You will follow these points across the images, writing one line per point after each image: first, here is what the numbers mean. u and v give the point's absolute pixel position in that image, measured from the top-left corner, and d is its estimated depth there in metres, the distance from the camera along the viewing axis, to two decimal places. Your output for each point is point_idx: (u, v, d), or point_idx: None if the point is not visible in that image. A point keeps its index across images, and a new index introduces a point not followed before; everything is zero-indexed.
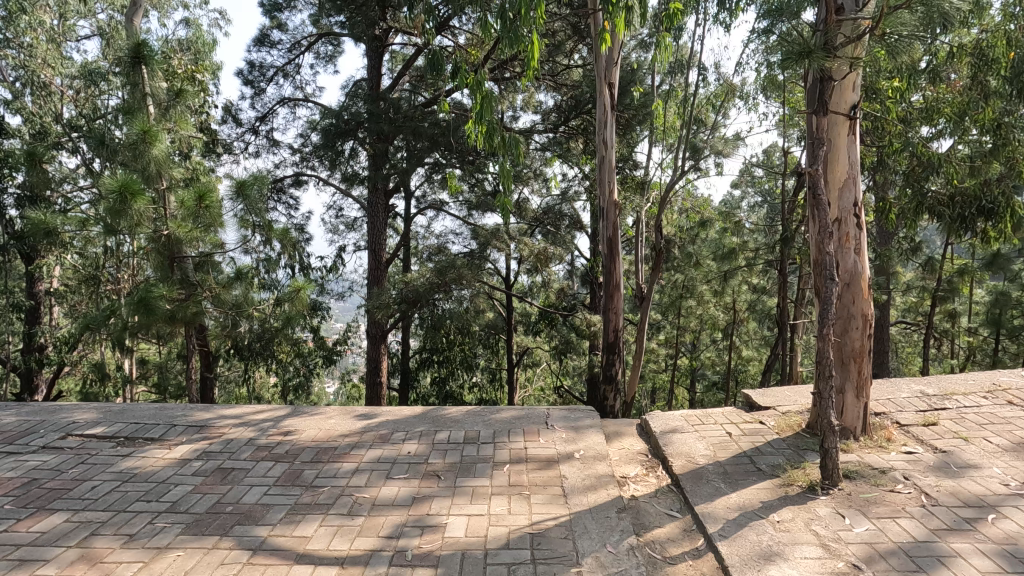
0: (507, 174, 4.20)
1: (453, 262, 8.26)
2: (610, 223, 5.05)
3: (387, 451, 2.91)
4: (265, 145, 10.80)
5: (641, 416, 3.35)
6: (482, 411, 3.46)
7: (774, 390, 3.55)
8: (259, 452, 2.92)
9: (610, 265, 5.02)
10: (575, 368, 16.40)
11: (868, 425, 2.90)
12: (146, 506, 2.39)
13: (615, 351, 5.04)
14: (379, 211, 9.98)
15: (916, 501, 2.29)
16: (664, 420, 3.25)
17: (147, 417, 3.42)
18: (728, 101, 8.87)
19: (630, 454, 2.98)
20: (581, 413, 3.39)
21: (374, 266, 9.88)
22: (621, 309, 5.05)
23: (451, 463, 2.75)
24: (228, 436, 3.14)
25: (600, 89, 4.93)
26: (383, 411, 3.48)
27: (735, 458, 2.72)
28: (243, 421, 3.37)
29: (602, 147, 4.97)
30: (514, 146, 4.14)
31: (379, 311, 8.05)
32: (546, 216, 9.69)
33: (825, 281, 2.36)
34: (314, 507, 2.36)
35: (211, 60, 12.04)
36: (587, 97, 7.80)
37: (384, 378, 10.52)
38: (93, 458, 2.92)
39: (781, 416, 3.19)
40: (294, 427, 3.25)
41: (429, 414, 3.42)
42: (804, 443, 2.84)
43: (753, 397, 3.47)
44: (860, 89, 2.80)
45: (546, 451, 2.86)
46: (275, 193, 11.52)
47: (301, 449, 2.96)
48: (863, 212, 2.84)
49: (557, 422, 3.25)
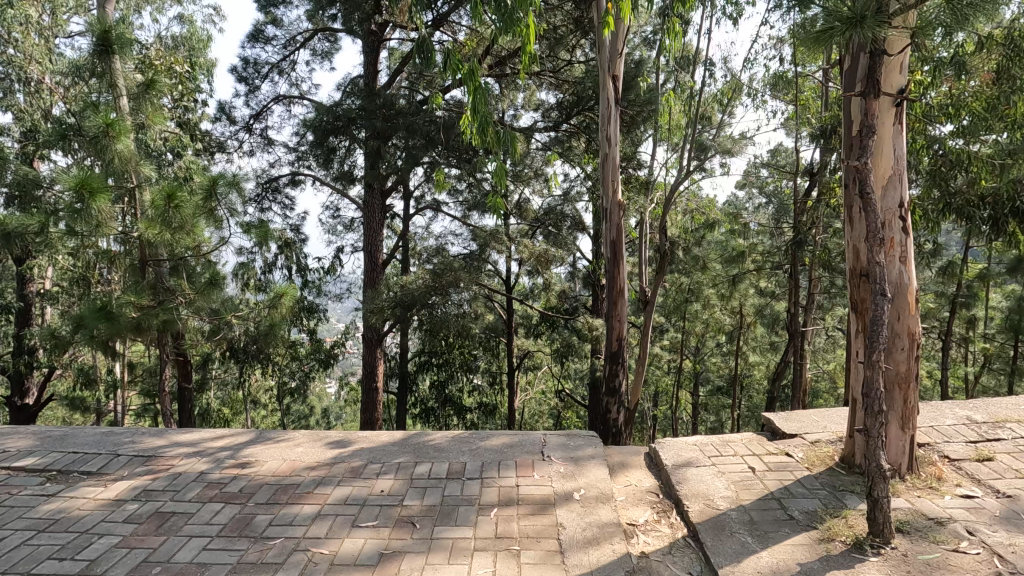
0: (502, 172, 3.87)
1: (451, 264, 8.09)
2: (613, 225, 4.76)
3: (357, 489, 2.63)
4: (260, 144, 10.54)
5: (652, 444, 3.10)
6: (471, 438, 3.19)
7: (798, 415, 3.31)
8: (208, 491, 2.65)
9: (614, 269, 4.72)
10: (576, 371, 16.15)
11: (914, 462, 2.63)
12: (57, 567, 2.10)
13: (618, 361, 4.72)
14: (376, 212, 9.69)
15: (988, 566, 2.00)
16: (679, 451, 2.99)
17: (88, 446, 3.17)
18: (735, 99, 8.61)
19: (639, 493, 2.69)
20: (581, 439, 3.13)
21: (370, 268, 9.61)
22: (625, 315, 4.72)
23: (427, 507, 2.46)
24: (175, 470, 2.87)
25: (602, 83, 4.63)
26: (360, 437, 3.22)
27: (762, 503, 2.44)
28: (196, 449, 3.11)
29: (605, 143, 4.67)
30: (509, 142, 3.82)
31: (373, 314, 7.75)
32: (547, 217, 9.41)
33: (874, 296, 2.08)
34: (261, 568, 2.07)
35: (205, 59, 11.79)
36: (590, 93, 7.49)
37: (380, 384, 10.23)
38: (12, 498, 2.64)
39: (809, 446, 2.95)
40: (253, 458, 2.99)
41: (410, 441, 3.16)
42: (841, 483, 2.58)
43: (776, 422, 3.24)
44: (909, 71, 2.54)
45: (541, 490, 2.58)
46: (270, 193, 11.24)
47: (257, 487, 2.68)
48: (909, 214, 2.55)
49: (555, 451, 2.99)
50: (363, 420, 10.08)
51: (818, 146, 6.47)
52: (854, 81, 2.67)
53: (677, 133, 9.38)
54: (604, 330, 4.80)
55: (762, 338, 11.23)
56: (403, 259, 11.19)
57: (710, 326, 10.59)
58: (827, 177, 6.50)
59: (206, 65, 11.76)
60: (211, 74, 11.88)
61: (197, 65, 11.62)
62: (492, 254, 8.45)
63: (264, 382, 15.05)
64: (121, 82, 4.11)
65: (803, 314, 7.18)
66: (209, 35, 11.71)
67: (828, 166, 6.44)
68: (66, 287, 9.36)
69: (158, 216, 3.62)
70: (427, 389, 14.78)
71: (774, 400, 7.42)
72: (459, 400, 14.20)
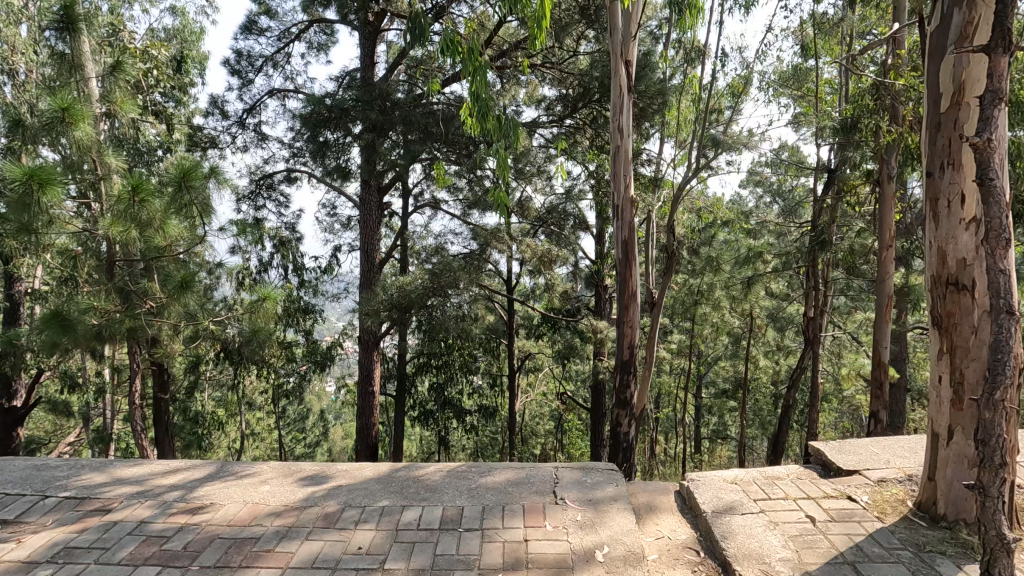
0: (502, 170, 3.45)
1: (450, 263, 7.68)
2: (625, 223, 4.43)
3: (329, 546, 2.31)
4: (254, 140, 10.22)
5: (684, 484, 2.87)
6: (467, 475, 2.94)
7: (854, 448, 3.20)
8: (144, 548, 2.32)
9: (625, 271, 4.39)
10: (577, 373, 15.85)
11: (1017, 517, 2.45)
12: None
13: (630, 370, 4.36)
14: (374, 210, 9.36)
15: None
16: (715, 488, 2.81)
17: (14, 483, 2.93)
18: (745, 93, 8.29)
19: (675, 550, 2.38)
20: (597, 478, 2.87)
21: (366, 269, 9.29)
22: (637, 321, 4.39)
23: (414, 572, 2.12)
24: (111, 518, 2.56)
25: (614, 70, 4.32)
26: (336, 473, 2.98)
27: (831, 571, 2.11)
28: (141, 490, 2.84)
29: (617, 134, 4.33)
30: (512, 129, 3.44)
31: (369, 317, 7.44)
32: (549, 216, 9.05)
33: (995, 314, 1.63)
34: None
35: (198, 52, 11.45)
36: (596, 86, 7.10)
37: (377, 388, 9.89)
38: None
39: (875, 487, 2.77)
40: (207, 502, 2.70)
41: (394, 479, 2.91)
42: (925, 539, 2.32)
43: (832, 458, 3.09)
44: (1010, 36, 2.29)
45: (556, 546, 2.26)
46: (265, 190, 10.91)
47: (206, 542, 2.36)
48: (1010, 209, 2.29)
49: (569, 492, 2.70)
50: (359, 424, 9.75)
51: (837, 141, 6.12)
52: (942, 47, 2.36)
53: (684, 129, 9.05)
54: (614, 337, 4.46)
55: (771, 341, 10.89)
56: (401, 258, 10.88)
57: (717, 327, 10.26)
58: (845, 174, 6.18)
59: (199, 59, 11.42)
60: (204, 67, 11.53)
61: (189, 58, 11.27)
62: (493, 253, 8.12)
63: (259, 384, 14.73)
64: (86, 64, 3.68)
65: (818, 317, 6.83)
66: (202, 28, 11.34)
67: (848, 163, 6.11)
68: (54, 287, 9.00)
69: (120, 213, 3.21)
70: (425, 391, 14.73)
71: (790, 407, 7.03)
72: (458, 403, 14.09)
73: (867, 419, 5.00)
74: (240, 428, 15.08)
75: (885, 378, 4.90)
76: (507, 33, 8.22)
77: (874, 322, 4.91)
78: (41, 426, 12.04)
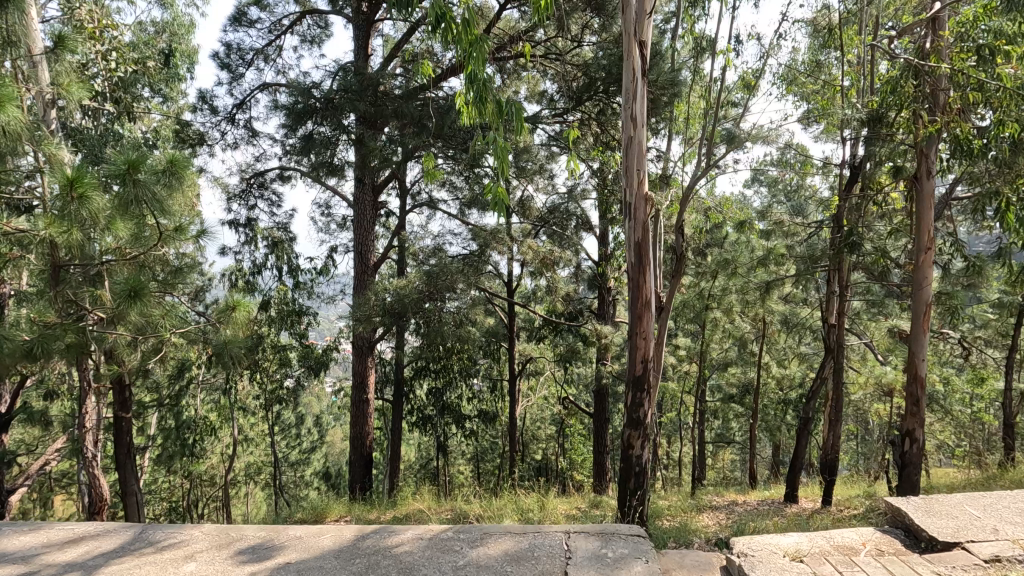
0: (501, 170, 2.79)
1: (447, 265, 7.27)
2: (637, 224, 4.04)
3: None
4: (245, 136, 9.84)
5: (742, 560, 2.53)
6: (453, 549, 2.58)
7: (945, 518, 2.94)
8: None
9: (638, 277, 4.00)
10: (579, 377, 15.46)
11: None
12: None
13: (644, 388, 3.94)
14: (368, 210, 8.95)
15: None
16: (775, 572, 2.44)
17: None
18: (756, 87, 7.90)
19: None
20: (615, 553, 2.50)
21: (360, 270, 8.86)
22: (651, 332, 3.98)
23: None
24: None
25: (627, 52, 3.98)
26: (286, 547, 2.67)
27: None
28: (42, 569, 2.52)
29: (630, 124, 3.95)
30: (511, 115, 2.99)
31: (360, 324, 7.02)
32: (552, 216, 8.63)
33: None
34: None
35: (188, 46, 11.04)
36: (602, 76, 6.68)
37: (371, 395, 9.46)
38: None
39: (990, 569, 2.47)
40: None
41: (353, 556, 2.58)
42: None
43: (933, 534, 2.79)
44: None
45: None
46: (256, 188, 10.50)
47: None
48: None
49: (588, 574, 2.34)
50: (353, 433, 9.32)
51: (862, 136, 5.71)
52: None
53: (693, 125, 8.65)
54: (625, 350, 4.06)
55: (783, 346, 10.47)
56: (397, 260, 10.48)
57: (727, 333, 9.84)
58: (870, 173, 5.77)
59: (188, 53, 11.00)
60: (193, 62, 11.09)
61: (178, 53, 10.85)
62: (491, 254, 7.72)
63: (252, 389, 14.35)
64: (21, 41, 3.25)
65: (839, 325, 6.43)
66: (192, 21, 10.89)
67: (873, 160, 5.70)
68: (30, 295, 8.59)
69: (59, 211, 2.80)
70: (423, 396, 14.34)
71: (808, 421, 6.61)
72: (457, 407, 13.69)
73: (899, 438, 4.58)
74: (233, 434, 14.67)
75: (922, 395, 4.48)
76: (507, 25, 7.83)
77: (909, 332, 4.52)
78: (25, 433, 11.65)
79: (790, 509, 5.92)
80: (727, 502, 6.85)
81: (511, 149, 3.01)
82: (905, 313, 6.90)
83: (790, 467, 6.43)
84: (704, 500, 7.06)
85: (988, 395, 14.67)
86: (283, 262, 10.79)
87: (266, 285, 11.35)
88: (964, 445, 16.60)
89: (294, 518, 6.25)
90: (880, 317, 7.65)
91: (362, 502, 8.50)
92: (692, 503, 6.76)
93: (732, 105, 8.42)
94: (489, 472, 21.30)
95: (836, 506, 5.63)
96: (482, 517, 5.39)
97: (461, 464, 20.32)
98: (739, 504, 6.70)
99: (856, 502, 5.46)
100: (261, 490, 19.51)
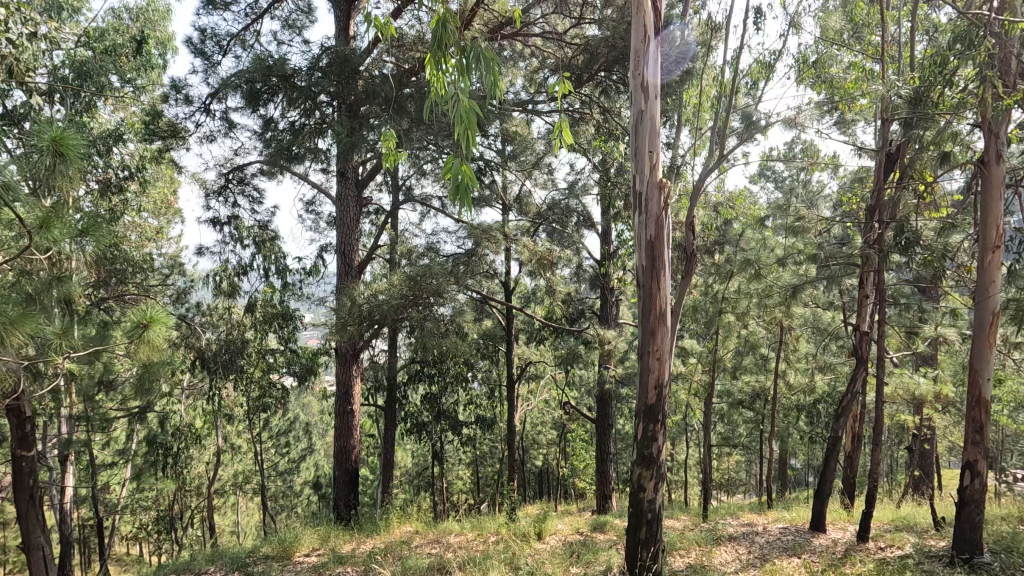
0: (467, 147, 1.99)
1: (432, 266, 6.59)
2: (650, 217, 3.42)
3: None
4: (222, 128, 9.16)
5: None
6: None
7: None
8: None
9: (652, 284, 3.39)
10: (581, 380, 14.77)
11: None
12: None
13: (657, 419, 3.27)
14: (351, 206, 8.24)
15: None
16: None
17: None
18: (773, 70, 7.19)
19: None
20: None
21: (344, 273, 8.18)
22: (666, 350, 3.34)
23: None
24: None
25: (639, 6, 3.41)
26: None
27: None
28: None
29: (641, 96, 3.38)
30: (487, 72, 2.22)
31: (336, 332, 6.33)
32: (551, 212, 7.89)
33: None
34: None
35: (164, 33, 10.35)
36: (604, 55, 5.97)
37: (357, 406, 8.75)
38: None
39: None
40: None
41: None
42: None
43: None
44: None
45: None
46: (235, 184, 9.82)
47: None
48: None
49: None
50: (337, 447, 8.62)
51: (903, 120, 5.00)
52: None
53: (704, 115, 7.96)
54: (636, 372, 3.41)
55: (800, 351, 9.76)
56: (387, 260, 9.82)
57: (742, 339, 9.11)
58: (911, 160, 5.08)
59: (164, 40, 10.30)
60: (168, 49, 10.38)
61: (153, 39, 10.15)
62: (484, 254, 7.03)
63: (237, 397, 13.69)
64: None
65: (871, 333, 5.69)
66: (167, 6, 10.17)
67: (914, 148, 5.01)
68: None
69: None
70: (417, 402, 13.66)
71: (837, 442, 5.87)
72: (453, 414, 12.99)
73: (958, 470, 3.97)
74: (218, 442, 14.05)
75: (986, 420, 3.93)
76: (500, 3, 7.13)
77: (972, 346, 4.03)
78: None
79: (821, 544, 5.21)
80: (745, 529, 6.15)
81: (479, 112, 2.18)
82: (945, 319, 6.15)
83: (818, 493, 5.72)
84: (717, 526, 6.36)
85: (1010, 399, 13.90)
86: (267, 262, 10.12)
87: (250, 287, 10.66)
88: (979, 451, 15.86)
89: (258, 553, 5.57)
90: (911, 322, 6.94)
91: (345, 525, 7.82)
92: (706, 531, 6.07)
93: (746, 91, 7.74)
94: (489, 478, 20.60)
95: (874, 542, 4.93)
96: (470, 557, 4.73)
97: (460, 470, 19.67)
98: (760, 532, 5.98)
99: (897, 540, 4.76)
100: (253, 498, 18.94)
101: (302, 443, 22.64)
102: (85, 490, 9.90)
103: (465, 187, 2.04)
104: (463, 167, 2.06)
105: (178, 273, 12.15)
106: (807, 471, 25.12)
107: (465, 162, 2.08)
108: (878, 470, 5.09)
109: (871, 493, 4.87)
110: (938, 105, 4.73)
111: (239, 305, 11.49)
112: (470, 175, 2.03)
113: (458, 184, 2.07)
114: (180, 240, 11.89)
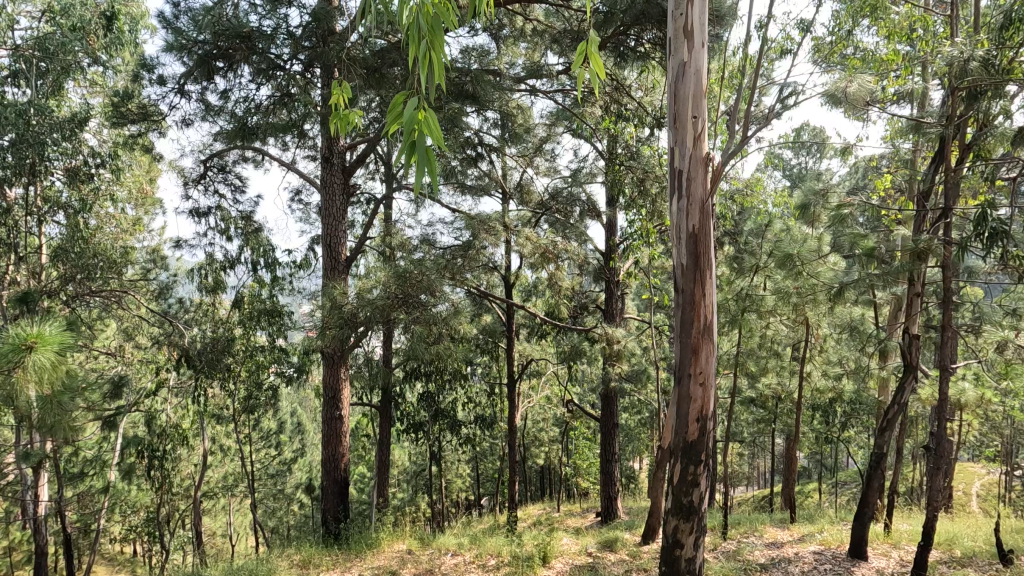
0: (427, 82, 1.25)
1: (424, 260, 5.93)
2: (692, 200, 2.85)
3: None
4: (200, 108, 8.45)
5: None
6: None
7: None
8: None
9: (695, 285, 2.81)
10: (585, 376, 14.13)
11: None
12: None
13: (698, 458, 2.71)
14: (338, 194, 7.53)
15: None
16: None
17: None
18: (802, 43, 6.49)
19: None
20: None
21: (330, 268, 7.51)
22: (711, 372, 2.76)
23: None
24: None
25: None
26: None
27: None
28: None
29: (682, 42, 2.80)
30: None
31: (318, 335, 5.66)
32: (553, 202, 7.21)
33: None
34: None
35: (138, 9, 9.53)
36: (617, 22, 5.24)
37: (346, 411, 8.09)
38: None
39: None
40: None
41: None
42: None
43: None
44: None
45: None
46: (216, 172, 9.12)
47: None
48: None
49: None
50: (325, 456, 7.96)
51: (967, 88, 4.31)
52: None
53: (723, 94, 7.25)
54: (672, 399, 2.83)
55: (822, 351, 9.08)
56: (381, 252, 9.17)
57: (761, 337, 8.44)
58: (975, 140, 4.40)
59: (138, 17, 9.48)
60: (144, 26, 9.57)
61: (126, 16, 9.35)
62: (482, 247, 6.33)
63: (224, 396, 13.00)
64: None
65: (919, 338, 5.07)
66: None
67: (982, 124, 4.32)
68: None
69: None
70: (414, 401, 13.00)
71: (881, 458, 5.21)
72: (451, 413, 12.34)
73: None
74: (205, 443, 13.36)
75: None
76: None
77: None
78: None
79: None
80: (774, 553, 5.51)
81: (449, 27, 1.39)
82: (1001, 323, 5.47)
83: (859, 517, 5.08)
84: (741, 548, 5.74)
85: None
86: (254, 255, 9.46)
87: (236, 282, 9.99)
88: (994, 446, 15.27)
89: None
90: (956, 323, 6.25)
91: (333, 540, 7.22)
92: (731, 556, 5.40)
93: (771, 68, 7.02)
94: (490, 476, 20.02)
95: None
96: None
97: (459, 468, 19.05)
98: (793, 558, 5.33)
99: None
100: (246, 498, 18.26)
101: (297, 441, 21.93)
102: (57, 499, 9.21)
103: (423, 144, 1.29)
104: (422, 112, 1.32)
105: (160, 266, 11.43)
106: (812, 465, 24.54)
107: (424, 104, 1.35)
108: (935, 496, 4.44)
109: (931, 523, 4.22)
110: (1011, 73, 4.06)
111: (225, 300, 10.80)
112: (434, 126, 1.30)
113: (412, 140, 1.31)
114: (161, 232, 11.20)
